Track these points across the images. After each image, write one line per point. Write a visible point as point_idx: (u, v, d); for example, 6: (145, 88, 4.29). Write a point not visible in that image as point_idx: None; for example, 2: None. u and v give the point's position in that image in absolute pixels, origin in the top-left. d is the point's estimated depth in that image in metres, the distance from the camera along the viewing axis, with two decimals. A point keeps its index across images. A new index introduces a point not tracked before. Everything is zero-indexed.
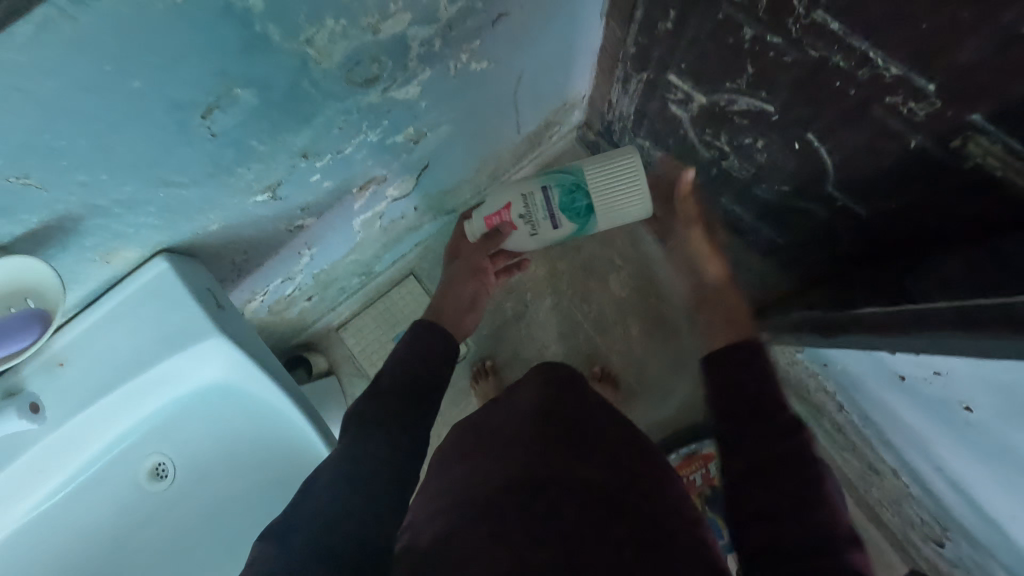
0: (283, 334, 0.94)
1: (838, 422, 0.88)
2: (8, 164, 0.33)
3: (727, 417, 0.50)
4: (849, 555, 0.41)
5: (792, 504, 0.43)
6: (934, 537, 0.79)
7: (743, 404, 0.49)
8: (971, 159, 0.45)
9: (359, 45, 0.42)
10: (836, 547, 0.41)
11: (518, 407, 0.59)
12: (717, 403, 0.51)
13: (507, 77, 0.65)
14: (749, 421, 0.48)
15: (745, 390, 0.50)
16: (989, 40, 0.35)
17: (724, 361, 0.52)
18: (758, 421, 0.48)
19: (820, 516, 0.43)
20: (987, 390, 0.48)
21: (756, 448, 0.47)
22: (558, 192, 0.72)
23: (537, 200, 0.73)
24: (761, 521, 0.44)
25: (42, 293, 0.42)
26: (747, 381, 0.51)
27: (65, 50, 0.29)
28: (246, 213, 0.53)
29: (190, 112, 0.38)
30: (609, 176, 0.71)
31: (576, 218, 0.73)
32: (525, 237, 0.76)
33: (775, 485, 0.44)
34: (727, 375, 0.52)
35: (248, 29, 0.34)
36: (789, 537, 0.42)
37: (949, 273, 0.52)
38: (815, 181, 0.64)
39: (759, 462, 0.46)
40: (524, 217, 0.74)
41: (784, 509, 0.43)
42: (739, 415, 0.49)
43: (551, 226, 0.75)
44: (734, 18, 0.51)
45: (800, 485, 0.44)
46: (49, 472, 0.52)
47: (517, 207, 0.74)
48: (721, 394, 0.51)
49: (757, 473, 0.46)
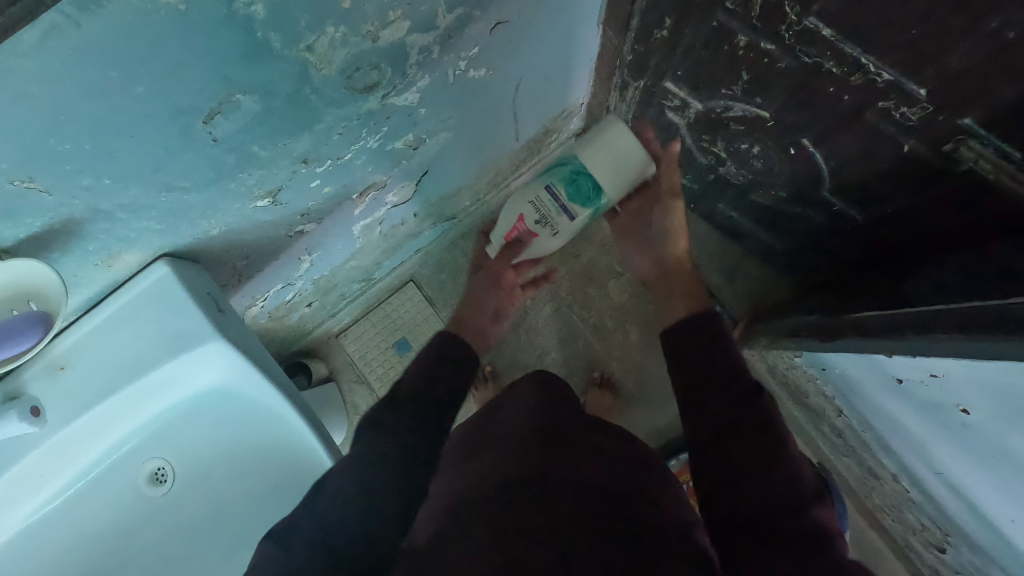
0: (283, 341, 0.95)
1: (838, 428, 0.88)
2: (12, 167, 0.34)
3: (693, 391, 0.53)
4: (811, 511, 0.43)
5: (756, 466, 0.46)
6: (934, 543, 0.79)
7: (704, 376, 0.54)
8: (964, 163, 0.45)
9: (359, 52, 0.43)
10: (799, 504, 0.44)
11: (504, 408, 0.61)
12: (682, 379, 0.55)
13: (505, 85, 0.66)
14: (710, 392, 0.52)
15: (706, 363, 0.54)
16: (977, 45, 0.36)
17: (687, 338, 0.57)
18: (720, 392, 0.52)
19: (783, 475, 0.45)
20: (983, 395, 0.48)
21: (717, 416, 0.50)
22: (561, 184, 0.65)
23: (545, 200, 0.66)
24: (729, 484, 0.47)
25: (44, 296, 0.43)
26: (706, 354, 0.55)
27: (70, 55, 0.30)
28: (248, 218, 0.54)
29: (193, 117, 0.38)
30: (601, 147, 0.63)
31: (587, 201, 0.65)
32: (551, 240, 0.69)
33: (738, 449, 0.48)
34: (690, 353, 0.56)
35: (250, 36, 0.35)
36: (757, 496, 0.45)
37: (937, 279, 0.53)
38: (811, 186, 0.65)
39: (724, 430, 0.49)
40: (540, 221, 0.67)
41: (748, 471, 0.46)
42: (702, 387, 0.53)
43: (570, 220, 0.67)
44: (728, 26, 0.51)
45: (762, 447, 0.47)
46: (49, 475, 0.52)
47: (529, 214, 0.67)
48: (685, 369, 0.56)
49: (722, 438, 0.49)
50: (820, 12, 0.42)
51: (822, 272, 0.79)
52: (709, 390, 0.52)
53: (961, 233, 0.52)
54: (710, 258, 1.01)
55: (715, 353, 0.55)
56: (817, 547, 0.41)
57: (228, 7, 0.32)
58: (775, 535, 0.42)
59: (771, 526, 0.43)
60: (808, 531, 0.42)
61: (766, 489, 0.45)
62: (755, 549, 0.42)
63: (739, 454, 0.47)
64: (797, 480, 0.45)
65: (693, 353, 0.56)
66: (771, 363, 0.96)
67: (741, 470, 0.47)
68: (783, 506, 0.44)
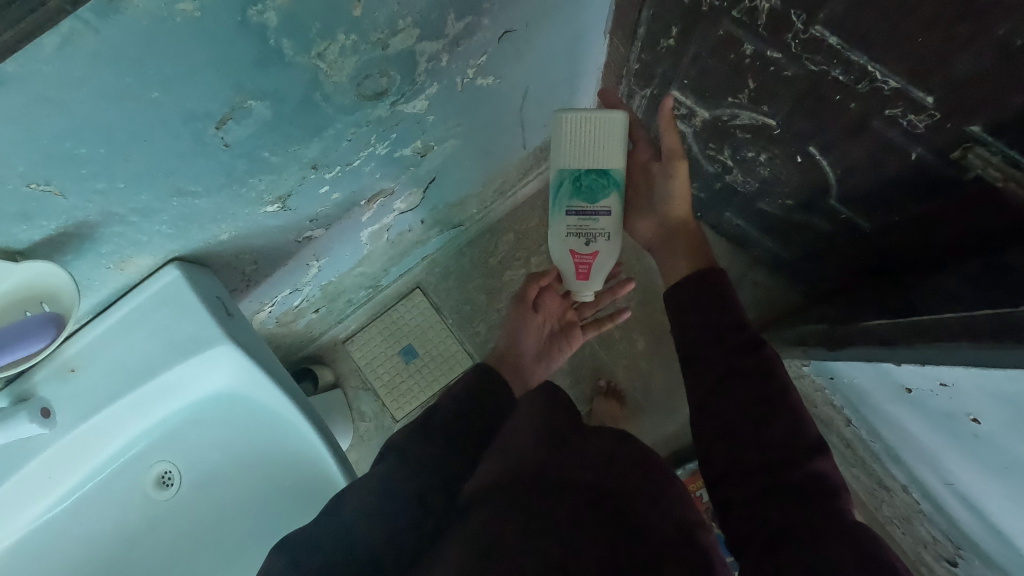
0: (290, 347, 0.95)
1: (847, 438, 0.88)
2: (30, 170, 0.35)
3: (694, 344, 0.54)
4: (810, 462, 0.45)
5: (757, 418, 0.47)
6: (946, 556, 0.78)
7: (704, 331, 0.54)
8: (972, 170, 0.45)
9: (369, 59, 0.43)
10: (798, 458, 0.45)
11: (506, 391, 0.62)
12: (680, 334, 0.56)
13: (513, 93, 0.67)
14: (708, 344, 0.53)
15: (705, 316, 0.54)
16: (984, 53, 0.36)
17: (688, 294, 0.56)
18: (718, 346, 0.52)
19: (783, 425, 0.47)
20: (993, 403, 0.48)
21: (716, 369, 0.51)
22: (576, 198, 0.63)
23: (577, 223, 0.64)
24: (731, 438, 0.48)
25: (57, 297, 0.44)
26: (708, 311, 0.54)
27: (88, 61, 0.30)
28: (257, 222, 0.54)
29: (206, 123, 0.39)
30: (569, 139, 0.61)
31: (605, 191, 0.63)
32: (611, 245, 0.65)
33: (738, 402, 0.48)
34: (690, 308, 0.56)
35: (263, 42, 0.35)
36: (755, 449, 0.46)
37: (949, 285, 0.52)
38: (818, 194, 0.65)
39: (724, 381, 0.50)
40: (588, 240, 0.65)
41: (748, 423, 0.47)
42: (702, 351, 0.53)
43: (610, 217, 0.64)
44: (734, 35, 0.52)
45: (762, 400, 0.48)
46: (56, 478, 0.53)
47: (576, 245, 0.65)
48: (685, 326, 0.55)
49: (721, 392, 0.50)
50: (826, 21, 0.42)
51: (830, 280, 0.78)
52: (709, 343, 0.53)
53: (969, 241, 0.52)
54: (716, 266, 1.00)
55: (714, 305, 0.54)
56: (814, 498, 0.43)
57: (241, 15, 0.33)
58: (775, 491, 0.44)
59: (774, 485, 0.44)
60: (809, 484, 0.44)
61: (766, 443, 0.46)
62: (754, 507, 0.45)
63: (739, 405, 0.48)
64: (798, 431, 0.46)
65: (690, 305, 0.56)
66: None
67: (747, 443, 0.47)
68: (782, 459, 0.45)
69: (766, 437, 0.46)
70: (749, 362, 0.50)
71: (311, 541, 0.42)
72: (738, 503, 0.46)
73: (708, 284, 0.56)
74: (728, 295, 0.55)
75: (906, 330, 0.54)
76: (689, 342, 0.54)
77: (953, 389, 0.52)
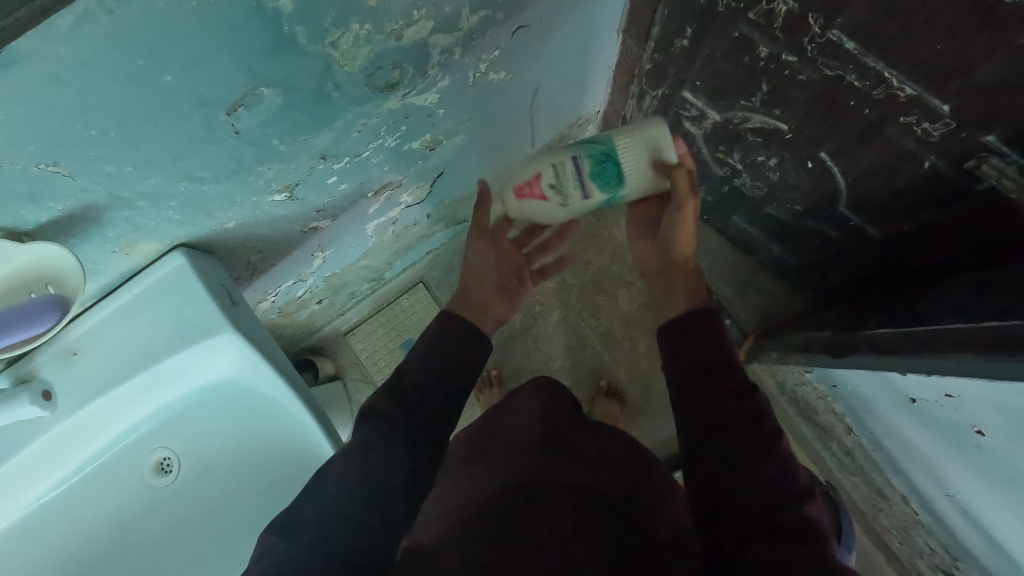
0: (291, 337, 0.95)
1: (847, 446, 0.87)
2: (40, 151, 0.34)
3: (687, 385, 0.50)
4: (797, 511, 0.41)
5: (746, 466, 0.44)
6: (943, 567, 0.78)
7: (699, 365, 0.50)
8: (985, 181, 0.44)
9: (382, 50, 0.43)
10: (791, 501, 0.42)
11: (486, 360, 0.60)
12: (675, 368, 0.52)
13: (524, 90, 0.66)
14: (701, 379, 0.49)
15: (700, 351, 0.51)
16: (1005, 62, 0.36)
17: (684, 327, 0.53)
18: (712, 385, 0.48)
19: (771, 473, 0.43)
20: (998, 416, 0.48)
21: (711, 408, 0.47)
22: (588, 159, 0.60)
23: (566, 169, 0.61)
24: (723, 475, 0.44)
25: (63, 280, 0.43)
26: (706, 347, 0.51)
27: (102, 42, 0.30)
28: (264, 211, 0.54)
29: (217, 109, 0.38)
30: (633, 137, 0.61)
31: (604, 186, 0.62)
32: (557, 211, 0.65)
33: (731, 445, 0.45)
34: (686, 344, 0.52)
35: (277, 30, 0.35)
36: (751, 490, 0.42)
37: (957, 294, 0.51)
38: (828, 201, 0.64)
39: (715, 426, 0.46)
40: (554, 189, 0.62)
41: (744, 466, 0.44)
42: (696, 381, 0.49)
43: (582, 202, 0.63)
44: (750, 37, 0.51)
45: (756, 443, 0.45)
46: (55, 461, 0.53)
47: (547, 177, 0.62)
48: (679, 358, 0.52)
49: (711, 433, 0.46)
50: (844, 25, 0.42)
51: (834, 288, 0.78)
52: (703, 382, 0.49)
53: (979, 253, 0.52)
54: (722, 270, 1.00)
55: (708, 343, 0.51)
56: (805, 546, 0.39)
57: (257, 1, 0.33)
58: (772, 533, 0.40)
59: (765, 525, 0.41)
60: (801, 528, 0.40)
61: (761, 485, 0.42)
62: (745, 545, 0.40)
63: (736, 445, 0.45)
64: (791, 474, 0.43)
65: (687, 342, 0.52)
66: (780, 377, 0.94)
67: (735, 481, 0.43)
68: (776, 500, 0.42)
69: (760, 480, 0.43)
70: (744, 407, 0.46)
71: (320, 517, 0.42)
72: (728, 544, 0.41)
73: (708, 325, 0.52)
74: (727, 341, 0.52)
75: (913, 342, 0.53)
76: (684, 378, 0.50)
77: (959, 401, 0.52)
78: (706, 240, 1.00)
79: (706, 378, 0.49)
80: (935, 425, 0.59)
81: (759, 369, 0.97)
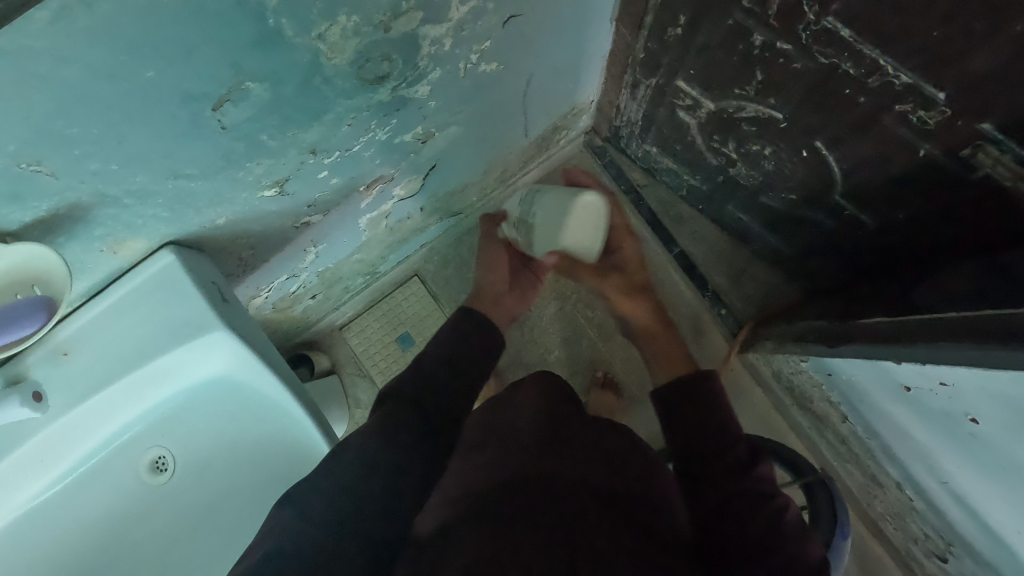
0: (286, 332, 0.94)
1: (842, 434, 0.87)
2: (21, 150, 0.33)
3: (692, 460, 0.55)
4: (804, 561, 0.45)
5: (761, 544, 0.46)
6: (938, 552, 0.79)
7: (703, 437, 0.56)
8: (981, 169, 0.44)
9: (370, 42, 0.42)
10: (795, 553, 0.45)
11: (493, 356, 0.70)
12: (679, 442, 0.58)
13: (516, 81, 0.66)
14: (707, 450, 0.55)
15: (702, 426, 0.57)
16: (1001, 49, 0.35)
17: (684, 401, 0.60)
18: (718, 458, 0.54)
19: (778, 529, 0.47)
20: (993, 404, 0.48)
21: (712, 478, 0.52)
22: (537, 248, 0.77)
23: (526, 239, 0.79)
24: (730, 529, 0.48)
25: (49, 280, 0.42)
26: (706, 423, 0.57)
27: (81, 37, 0.29)
28: (255, 207, 0.53)
29: (202, 104, 0.38)
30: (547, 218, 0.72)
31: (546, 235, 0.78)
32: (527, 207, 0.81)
33: (737, 506, 0.49)
34: (687, 413, 0.59)
35: (263, 23, 0.34)
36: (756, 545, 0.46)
37: (951, 284, 0.51)
38: (823, 189, 0.64)
39: (721, 498, 0.50)
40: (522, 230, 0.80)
41: (743, 524, 0.48)
42: (702, 451, 0.55)
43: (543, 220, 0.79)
44: (744, 24, 0.51)
45: (757, 506, 0.49)
46: (49, 461, 0.52)
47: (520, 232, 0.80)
48: (680, 430, 0.58)
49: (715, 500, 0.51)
50: (839, 12, 0.42)
51: (828, 277, 0.78)
52: (711, 453, 0.55)
53: (975, 241, 0.51)
54: (718, 261, 1.00)
55: (703, 426, 0.57)
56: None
57: None
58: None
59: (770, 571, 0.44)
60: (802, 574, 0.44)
61: (765, 543, 0.46)
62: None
63: (740, 508, 0.49)
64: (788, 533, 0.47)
65: (692, 416, 0.58)
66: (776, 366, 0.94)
67: (742, 536, 0.47)
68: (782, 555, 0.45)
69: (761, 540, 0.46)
70: (744, 485, 0.51)
71: (329, 492, 0.44)
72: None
73: (718, 400, 0.59)
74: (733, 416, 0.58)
75: (902, 330, 0.54)
76: (687, 453, 0.56)
77: (953, 389, 0.52)
78: (700, 231, 1.01)
79: (707, 455, 0.55)
80: (934, 421, 0.60)
81: (754, 358, 0.97)
